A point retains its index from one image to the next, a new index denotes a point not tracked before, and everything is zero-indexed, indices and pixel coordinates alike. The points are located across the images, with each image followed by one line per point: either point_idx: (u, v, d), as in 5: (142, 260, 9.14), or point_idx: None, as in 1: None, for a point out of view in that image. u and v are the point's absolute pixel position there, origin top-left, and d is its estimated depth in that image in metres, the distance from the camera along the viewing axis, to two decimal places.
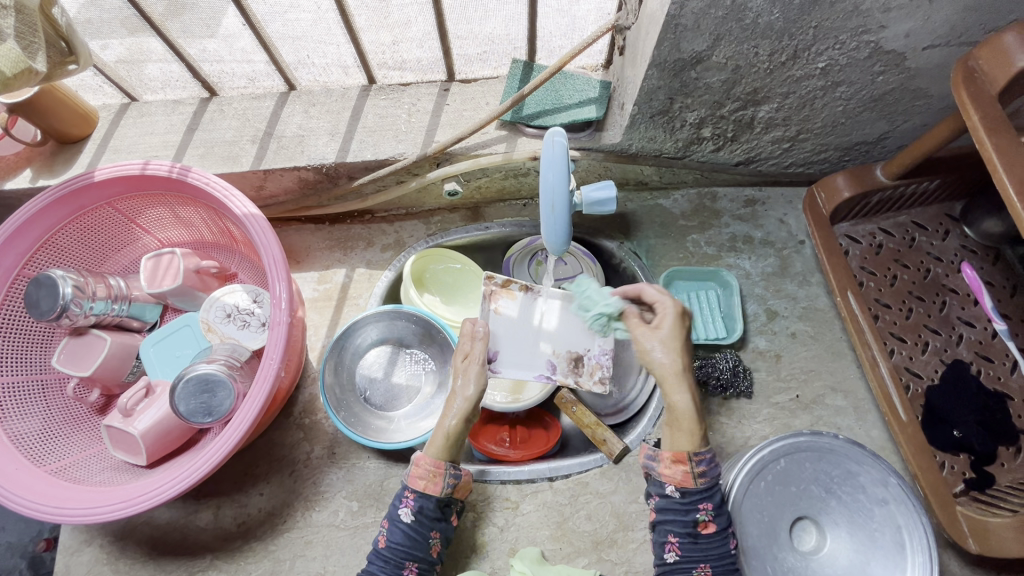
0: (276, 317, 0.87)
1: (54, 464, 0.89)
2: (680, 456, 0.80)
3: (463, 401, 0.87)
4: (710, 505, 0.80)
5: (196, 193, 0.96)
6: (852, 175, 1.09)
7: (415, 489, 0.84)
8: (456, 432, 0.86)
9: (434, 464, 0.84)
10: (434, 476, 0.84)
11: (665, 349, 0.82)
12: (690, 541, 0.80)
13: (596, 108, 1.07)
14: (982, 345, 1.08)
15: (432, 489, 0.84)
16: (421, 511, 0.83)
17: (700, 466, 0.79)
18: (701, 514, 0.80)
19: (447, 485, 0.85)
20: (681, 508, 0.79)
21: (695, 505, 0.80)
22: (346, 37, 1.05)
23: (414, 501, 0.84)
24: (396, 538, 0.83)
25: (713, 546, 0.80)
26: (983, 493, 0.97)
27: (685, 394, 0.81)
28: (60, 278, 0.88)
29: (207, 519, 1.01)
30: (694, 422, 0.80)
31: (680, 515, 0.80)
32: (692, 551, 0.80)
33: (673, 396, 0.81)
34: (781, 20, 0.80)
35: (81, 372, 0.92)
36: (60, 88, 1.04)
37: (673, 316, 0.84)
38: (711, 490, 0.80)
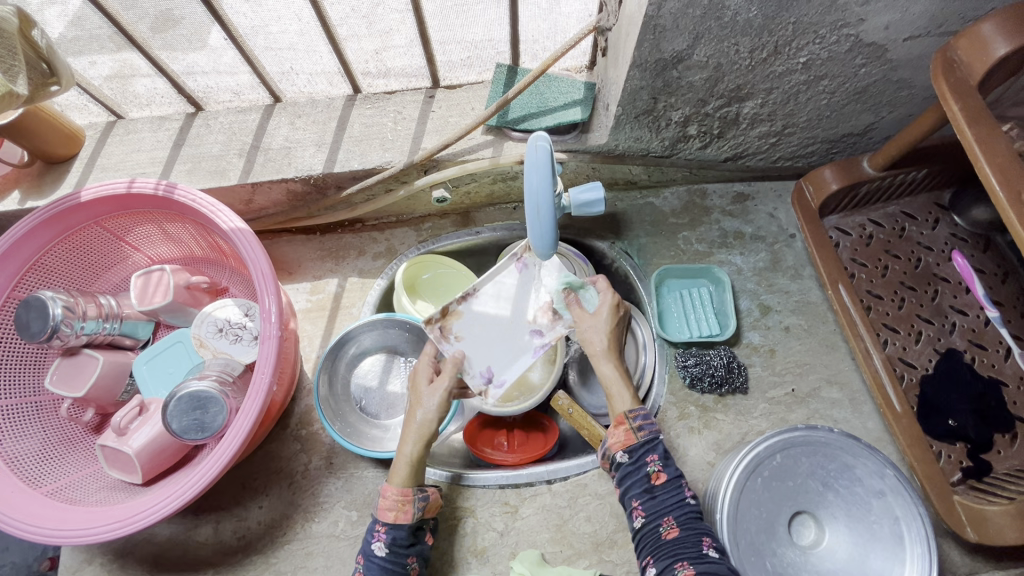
0: (266, 331, 0.87)
1: (50, 485, 0.89)
2: (619, 418, 0.88)
3: (424, 420, 0.93)
4: (655, 455, 0.84)
5: (184, 210, 0.96)
6: (839, 167, 1.09)
7: (386, 521, 0.85)
8: (419, 456, 0.91)
9: (401, 493, 0.87)
10: (402, 504, 0.86)
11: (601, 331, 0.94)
12: (649, 497, 0.82)
13: (581, 110, 1.07)
14: (976, 333, 1.07)
15: (404, 518, 0.86)
16: (395, 542, 0.85)
17: (638, 421, 0.86)
18: (651, 465, 0.83)
19: (417, 510, 0.87)
20: (632, 468, 0.84)
21: (643, 458, 0.84)
22: (329, 48, 1.05)
23: (385, 533, 0.85)
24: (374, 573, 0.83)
25: (669, 496, 0.82)
26: (981, 481, 0.97)
27: (609, 367, 0.92)
28: (50, 299, 0.88)
29: (207, 533, 1.01)
30: (624, 387, 0.91)
31: (634, 474, 0.84)
32: (655, 506, 0.82)
33: (602, 369, 0.92)
34: (759, 17, 0.80)
35: (73, 393, 0.92)
36: (43, 108, 1.03)
37: (609, 307, 0.96)
38: (652, 441, 0.85)
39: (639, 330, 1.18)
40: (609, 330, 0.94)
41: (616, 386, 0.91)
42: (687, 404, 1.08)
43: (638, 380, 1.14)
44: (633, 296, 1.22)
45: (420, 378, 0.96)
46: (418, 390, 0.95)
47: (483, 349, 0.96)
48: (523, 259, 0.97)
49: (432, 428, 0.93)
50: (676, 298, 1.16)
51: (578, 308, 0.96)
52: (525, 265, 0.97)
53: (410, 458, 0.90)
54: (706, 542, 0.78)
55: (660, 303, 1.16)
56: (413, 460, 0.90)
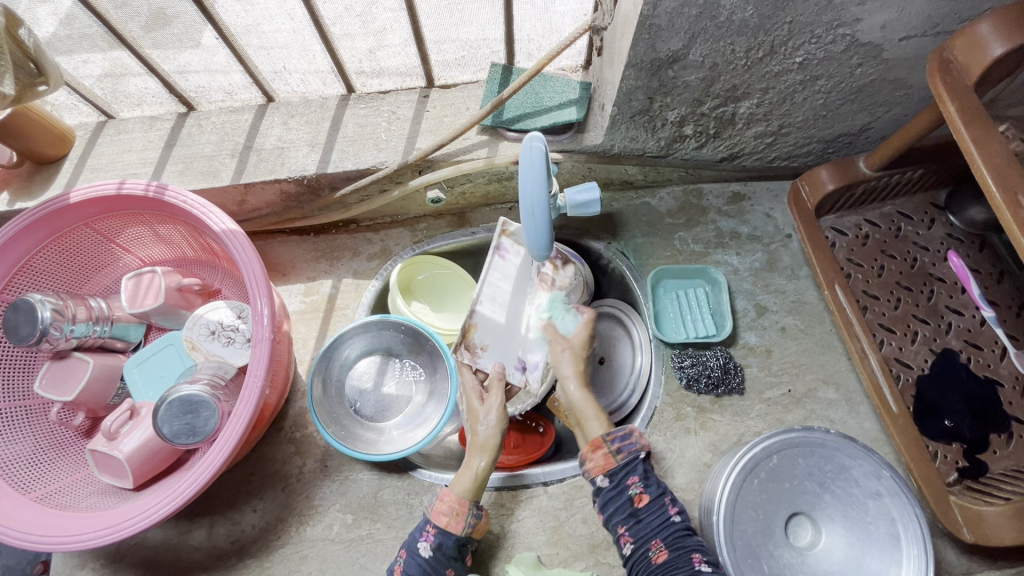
0: (258, 334, 0.86)
1: (40, 490, 0.88)
2: (596, 443, 0.86)
3: (489, 439, 0.90)
4: (635, 476, 0.83)
5: (175, 211, 0.95)
6: (835, 167, 1.09)
7: (437, 525, 0.84)
8: (485, 473, 0.88)
9: (459, 502, 0.85)
10: (457, 513, 0.85)
11: (571, 357, 0.95)
12: (634, 522, 0.82)
13: (576, 110, 1.06)
14: (972, 333, 1.07)
15: (455, 527, 0.84)
16: (441, 548, 0.83)
17: (616, 444, 0.85)
18: (632, 488, 0.83)
19: (468, 524, 0.85)
20: (614, 492, 0.83)
21: (624, 482, 0.83)
22: (322, 47, 1.04)
23: (434, 536, 0.84)
24: (413, 570, 0.82)
25: (655, 517, 0.82)
26: (977, 481, 0.97)
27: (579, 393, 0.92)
28: (38, 302, 0.87)
29: (200, 537, 1.00)
30: (596, 412, 0.90)
31: (616, 499, 0.83)
32: (641, 531, 0.81)
33: (573, 396, 0.92)
34: (755, 16, 0.80)
35: (63, 397, 0.91)
36: (32, 109, 1.02)
37: (581, 337, 0.97)
38: (632, 462, 0.84)
39: (635, 331, 1.18)
40: (580, 355, 0.96)
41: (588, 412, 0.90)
42: (684, 405, 1.07)
43: (634, 381, 1.13)
44: (629, 296, 1.22)
45: (472, 398, 0.94)
46: (473, 409, 0.93)
47: (507, 344, 0.96)
48: (503, 243, 0.98)
49: (496, 447, 0.90)
50: (672, 299, 1.16)
51: (556, 333, 0.97)
52: (507, 248, 0.98)
53: (475, 471, 0.87)
54: (697, 559, 0.78)
55: (656, 304, 1.15)
56: (476, 475, 0.87)
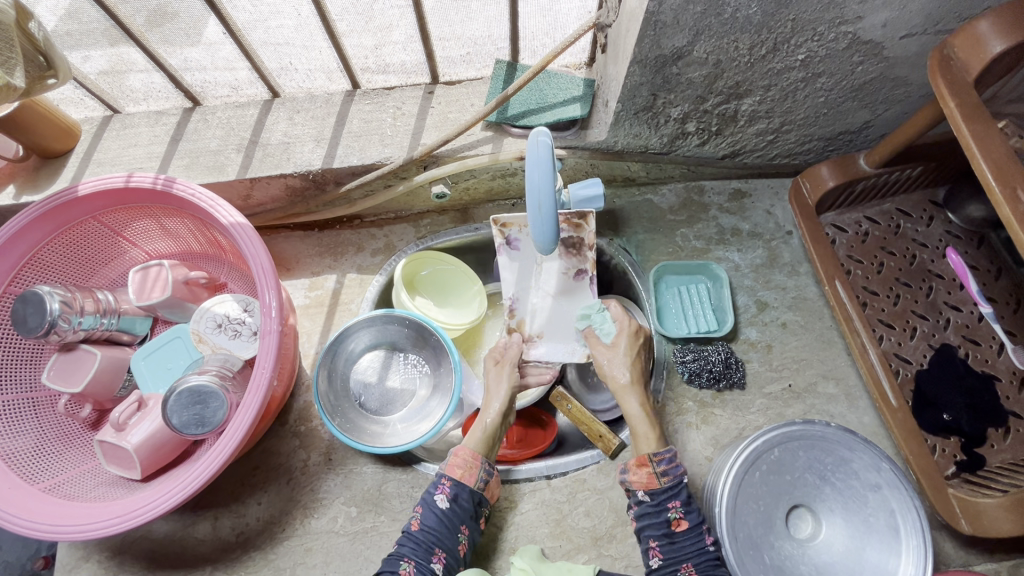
0: (267, 326, 0.87)
1: (48, 481, 0.88)
2: (642, 460, 0.89)
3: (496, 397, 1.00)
4: (677, 501, 0.86)
5: (182, 204, 0.96)
6: (836, 164, 1.10)
7: (451, 476, 0.90)
8: (493, 429, 0.97)
9: (471, 455, 0.92)
10: (471, 466, 0.91)
11: (622, 362, 0.99)
12: (668, 541, 0.85)
13: (580, 106, 1.07)
14: (970, 329, 1.09)
15: (468, 479, 0.90)
16: (456, 499, 0.88)
17: (662, 466, 0.87)
18: (672, 511, 0.85)
19: (480, 479, 0.91)
20: (653, 510, 0.86)
21: (665, 503, 0.86)
22: (328, 43, 1.05)
23: (450, 488, 0.89)
24: (429, 522, 0.86)
25: (689, 544, 0.85)
26: (975, 474, 0.98)
27: (634, 402, 0.95)
28: (47, 293, 0.87)
29: (206, 530, 1.01)
30: (648, 426, 0.93)
31: (655, 516, 0.86)
32: (673, 551, 0.84)
33: (628, 405, 0.96)
34: (758, 14, 0.81)
35: (71, 389, 0.92)
36: (38, 103, 1.03)
37: (627, 335, 1.01)
38: (676, 487, 0.87)
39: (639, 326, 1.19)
40: (630, 360, 0.99)
41: (642, 423, 0.93)
42: (685, 400, 1.08)
43: None
44: (631, 293, 1.22)
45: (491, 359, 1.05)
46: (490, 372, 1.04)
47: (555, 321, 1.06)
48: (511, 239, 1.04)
49: (505, 402, 1.00)
50: (674, 295, 1.17)
51: (597, 343, 1.02)
52: (515, 240, 1.04)
53: (483, 429, 0.96)
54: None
55: (658, 300, 1.16)
56: (485, 432, 0.96)
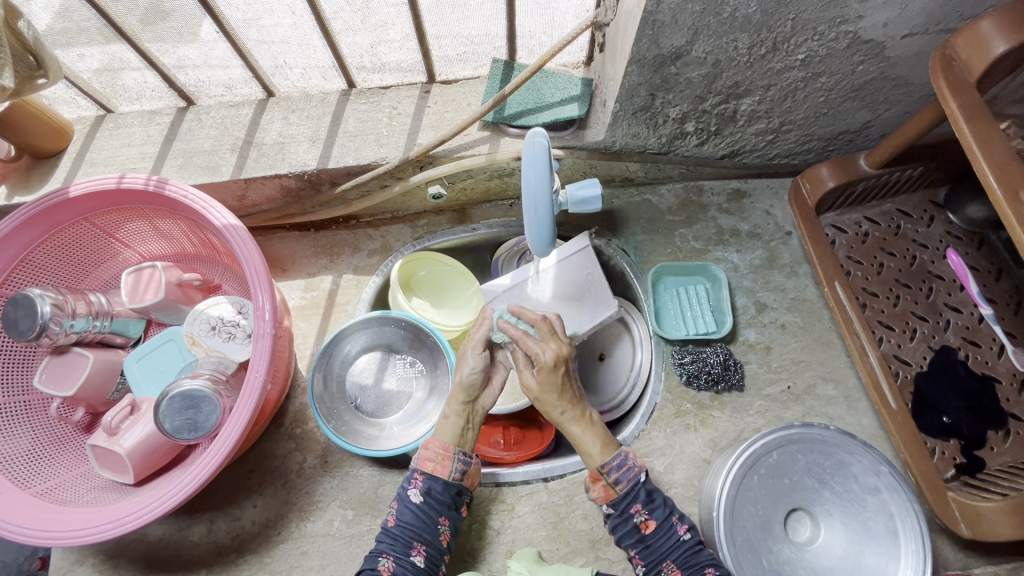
0: (260, 329, 0.86)
1: (40, 485, 0.87)
2: (595, 476, 0.87)
3: (470, 382, 0.93)
4: (638, 504, 0.85)
5: (175, 205, 0.95)
6: (836, 165, 1.09)
7: (424, 470, 0.87)
8: (458, 418, 0.92)
9: (442, 447, 0.88)
10: (442, 458, 0.88)
11: (547, 391, 0.89)
12: (644, 546, 0.84)
13: (578, 106, 1.06)
14: (969, 331, 1.08)
15: (440, 471, 0.87)
16: (430, 493, 0.86)
17: (613, 475, 0.86)
18: (637, 515, 0.84)
19: (456, 469, 0.88)
20: (620, 520, 0.85)
21: (628, 510, 0.85)
22: (323, 42, 1.04)
23: (423, 482, 0.86)
24: (406, 518, 0.84)
25: (664, 542, 0.84)
26: (974, 477, 0.97)
27: (572, 421, 0.90)
28: (38, 297, 0.86)
29: (200, 533, 1.00)
30: (591, 437, 0.89)
31: (623, 526, 0.85)
32: (651, 554, 0.84)
33: (569, 426, 0.90)
34: (758, 13, 0.80)
35: (63, 392, 0.91)
36: (29, 102, 1.01)
37: (551, 361, 0.88)
38: (633, 490, 0.85)
39: (636, 327, 1.19)
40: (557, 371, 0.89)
41: (586, 439, 0.89)
42: (683, 402, 1.07)
43: (633, 377, 1.15)
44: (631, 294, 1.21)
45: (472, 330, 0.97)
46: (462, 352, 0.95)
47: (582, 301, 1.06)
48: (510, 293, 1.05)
49: (472, 391, 0.93)
50: (673, 296, 1.16)
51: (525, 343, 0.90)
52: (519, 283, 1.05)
53: (452, 416, 0.92)
54: (711, 575, 0.80)
55: (656, 301, 1.16)
56: (455, 421, 0.92)
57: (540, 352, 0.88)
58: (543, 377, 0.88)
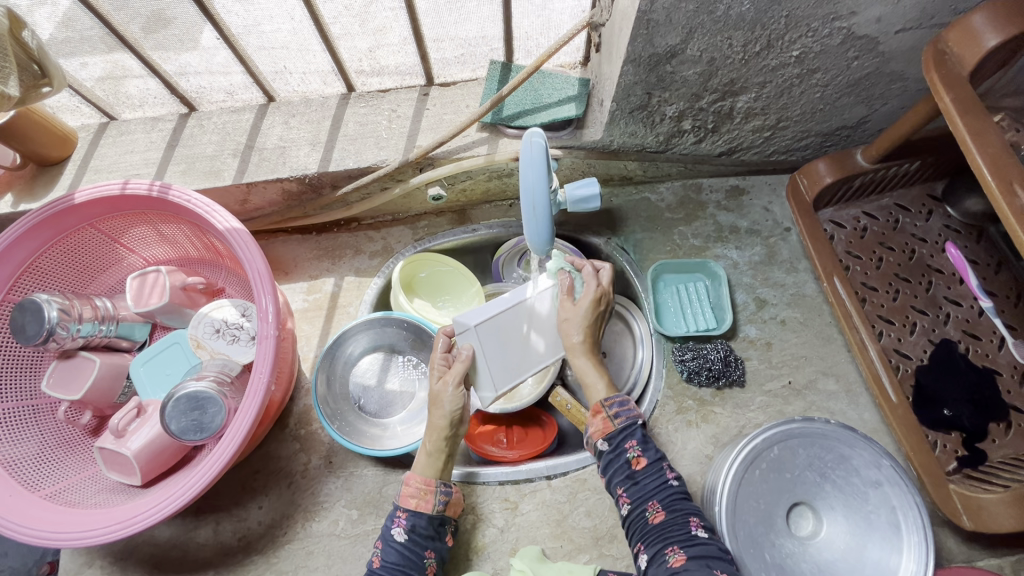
0: (264, 331, 0.87)
1: (49, 488, 0.89)
2: (596, 407, 0.91)
3: (440, 420, 0.93)
4: (633, 441, 0.86)
5: (178, 210, 0.96)
6: (833, 160, 1.10)
7: (407, 507, 0.87)
8: (440, 450, 0.92)
9: (424, 482, 0.89)
10: (425, 493, 0.88)
11: (579, 320, 0.97)
12: (631, 484, 0.84)
13: (575, 106, 1.07)
14: (970, 324, 1.08)
15: (424, 506, 0.88)
16: (415, 530, 0.86)
17: (613, 410, 0.89)
18: (631, 451, 0.86)
19: (439, 502, 0.89)
20: (613, 455, 0.87)
21: (622, 445, 0.87)
22: (322, 47, 1.05)
23: (406, 520, 0.87)
24: (391, 557, 0.84)
25: (651, 481, 0.84)
26: (976, 470, 0.97)
27: (586, 360, 0.96)
28: (45, 301, 0.88)
29: (207, 534, 1.01)
30: (597, 376, 0.95)
31: (614, 462, 0.86)
32: (638, 492, 0.84)
33: (579, 364, 0.96)
34: (751, 11, 0.80)
35: (70, 396, 0.92)
36: (34, 111, 1.03)
37: (594, 295, 0.98)
38: (630, 427, 0.88)
39: (637, 326, 1.20)
40: (586, 323, 0.97)
41: (590, 375, 0.95)
42: (685, 398, 1.08)
43: (636, 374, 1.15)
44: (630, 291, 1.23)
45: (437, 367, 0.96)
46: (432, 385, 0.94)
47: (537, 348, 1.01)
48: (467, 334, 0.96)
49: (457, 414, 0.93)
50: (673, 293, 1.17)
51: (566, 293, 0.99)
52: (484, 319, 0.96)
53: (434, 453, 0.92)
54: (695, 523, 0.80)
55: (656, 298, 1.16)
56: (437, 456, 0.92)
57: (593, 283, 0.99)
58: (584, 304, 0.97)
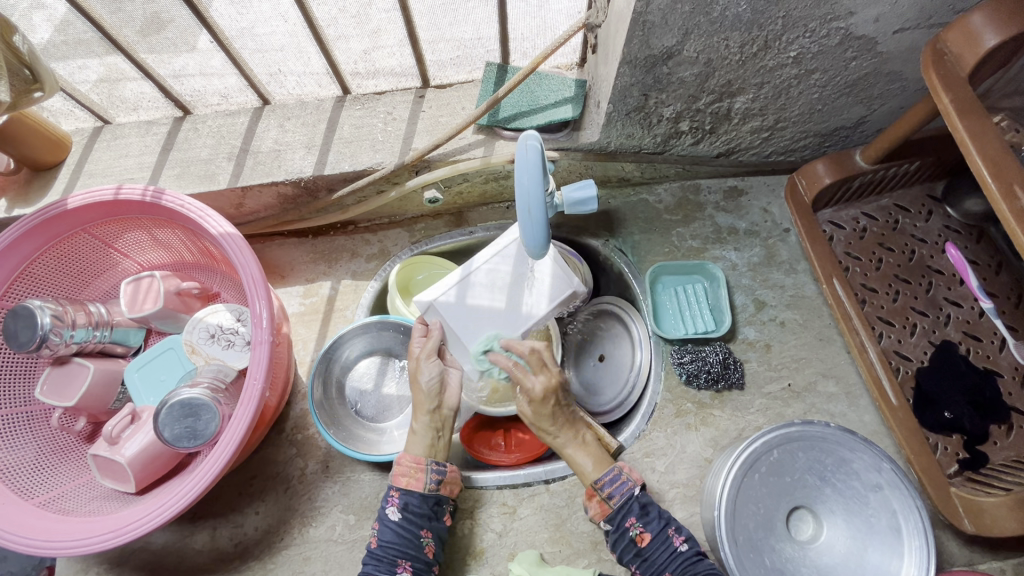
0: (257, 337, 0.86)
1: (43, 496, 0.88)
2: (590, 491, 0.89)
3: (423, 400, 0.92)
4: (632, 517, 0.86)
5: (172, 215, 0.95)
6: (832, 161, 1.09)
7: (399, 487, 0.88)
8: (426, 431, 0.92)
9: (414, 461, 0.89)
10: (415, 472, 0.88)
11: (541, 416, 0.91)
12: (642, 560, 0.85)
13: (572, 108, 1.06)
14: (971, 325, 1.08)
15: (415, 485, 0.88)
16: (407, 508, 0.86)
17: (606, 490, 0.87)
18: (631, 529, 0.85)
19: (430, 481, 0.89)
20: (616, 535, 0.86)
21: (623, 525, 0.86)
22: (317, 49, 1.04)
23: (399, 499, 0.87)
24: (387, 536, 0.85)
25: (659, 553, 0.84)
26: (977, 473, 0.97)
27: (568, 442, 0.92)
28: (38, 308, 0.87)
29: (203, 540, 1.00)
30: (586, 454, 0.92)
31: (619, 541, 0.86)
32: (650, 567, 0.84)
33: (562, 448, 0.92)
34: (748, 11, 0.80)
35: (65, 402, 0.91)
36: (27, 115, 1.02)
37: (543, 389, 0.90)
38: (626, 504, 0.86)
39: (635, 329, 1.19)
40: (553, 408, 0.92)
41: (581, 458, 0.91)
42: (684, 401, 1.07)
43: (633, 378, 1.15)
44: (628, 294, 1.23)
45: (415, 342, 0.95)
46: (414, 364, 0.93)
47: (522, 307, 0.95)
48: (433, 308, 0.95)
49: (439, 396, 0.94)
50: (671, 295, 1.15)
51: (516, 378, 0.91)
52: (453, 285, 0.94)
53: (420, 433, 0.92)
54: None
55: (655, 299, 1.15)
56: (424, 436, 0.92)
57: (534, 382, 0.90)
58: (536, 404, 0.90)
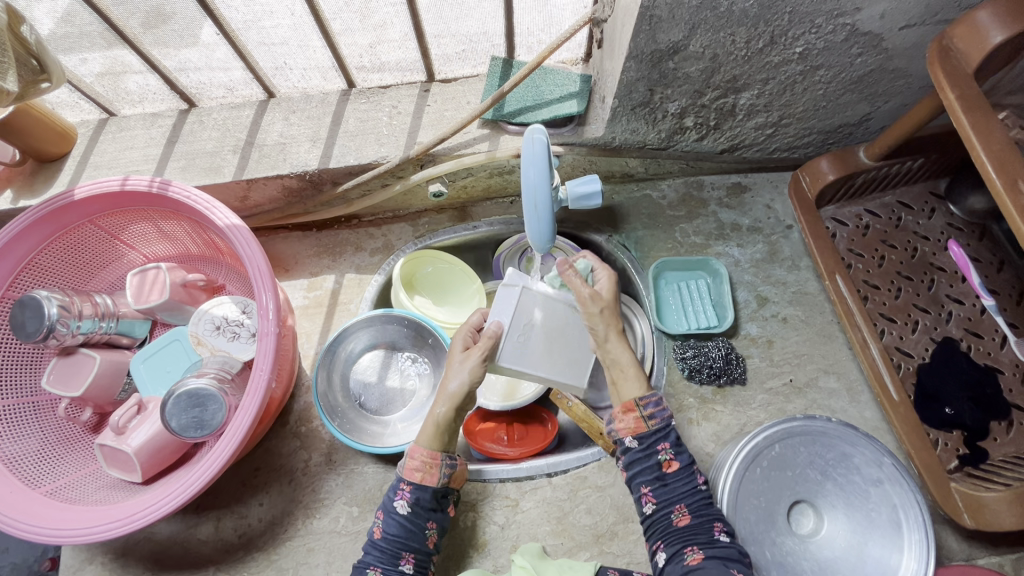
0: (263, 328, 0.87)
1: (49, 485, 0.89)
2: (629, 405, 0.88)
3: (457, 389, 0.90)
4: (666, 444, 0.87)
5: (178, 206, 0.95)
6: (836, 158, 1.09)
7: (411, 480, 0.87)
8: (445, 421, 0.90)
9: (428, 455, 0.88)
10: (430, 467, 0.88)
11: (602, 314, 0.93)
12: (660, 485, 0.86)
13: (577, 102, 1.06)
14: (972, 322, 1.08)
15: (428, 480, 0.87)
16: (417, 503, 0.86)
17: (648, 410, 0.88)
18: (662, 453, 0.86)
19: (444, 475, 0.88)
20: (642, 454, 0.87)
21: (654, 446, 0.87)
22: (322, 43, 1.04)
23: (410, 492, 0.87)
24: (392, 528, 0.85)
25: (681, 484, 0.86)
26: (977, 468, 0.97)
27: (620, 354, 0.92)
28: (45, 298, 0.87)
29: (208, 531, 1.01)
30: (632, 369, 0.91)
31: (644, 460, 0.86)
32: (666, 494, 0.85)
33: (614, 356, 0.92)
34: (754, 7, 0.80)
35: (71, 393, 0.92)
36: (34, 107, 1.02)
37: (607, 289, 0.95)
38: (664, 429, 0.88)
39: (639, 323, 1.19)
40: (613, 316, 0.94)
41: (627, 371, 0.91)
42: (686, 396, 1.08)
43: None
44: (632, 288, 1.22)
45: (459, 343, 0.94)
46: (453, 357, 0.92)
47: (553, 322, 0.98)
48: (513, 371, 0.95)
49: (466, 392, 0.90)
50: (674, 291, 1.16)
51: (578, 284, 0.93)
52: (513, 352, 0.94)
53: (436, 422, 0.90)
54: (718, 528, 0.82)
55: (658, 295, 1.16)
56: (438, 424, 0.90)
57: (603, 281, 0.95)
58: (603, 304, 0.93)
